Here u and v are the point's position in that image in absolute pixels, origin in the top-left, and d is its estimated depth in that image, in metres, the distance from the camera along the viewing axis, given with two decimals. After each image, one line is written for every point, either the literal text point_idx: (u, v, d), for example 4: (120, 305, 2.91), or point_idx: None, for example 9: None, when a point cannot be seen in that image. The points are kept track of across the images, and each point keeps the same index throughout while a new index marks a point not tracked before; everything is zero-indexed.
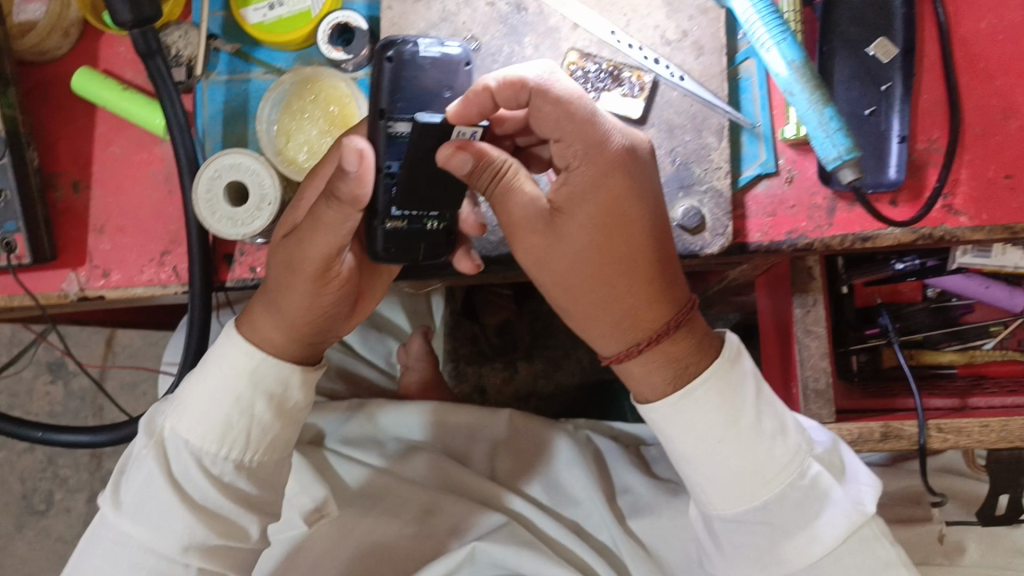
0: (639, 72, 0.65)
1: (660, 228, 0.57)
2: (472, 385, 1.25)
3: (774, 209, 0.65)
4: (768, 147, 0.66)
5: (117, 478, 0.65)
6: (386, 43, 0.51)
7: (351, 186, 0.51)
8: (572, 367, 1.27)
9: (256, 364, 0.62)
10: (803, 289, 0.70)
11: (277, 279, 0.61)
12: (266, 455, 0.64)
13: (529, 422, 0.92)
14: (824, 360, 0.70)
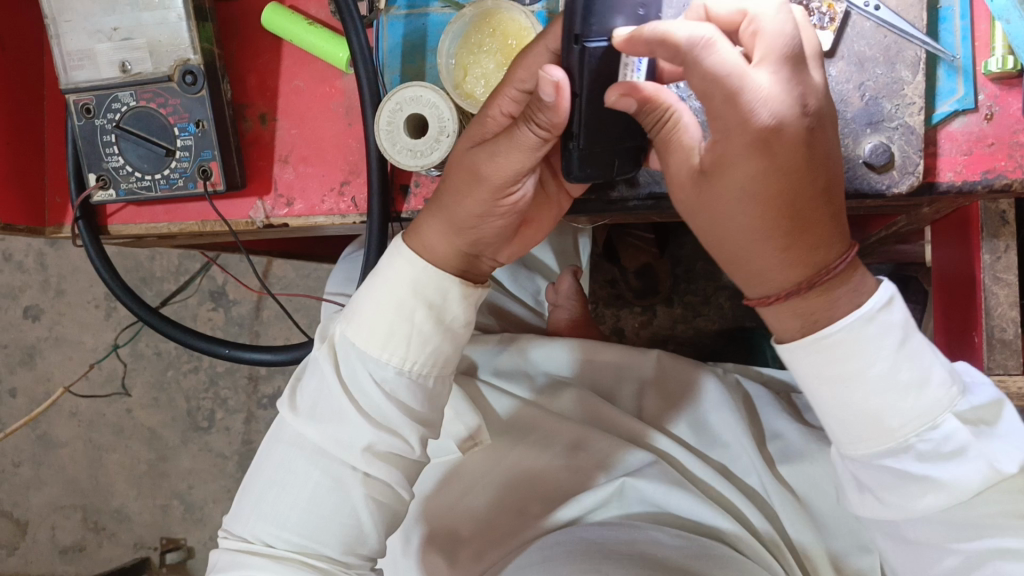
0: (831, 3, 0.62)
1: (809, 193, 0.50)
2: (611, 327, 1.31)
3: (970, 146, 0.62)
4: (967, 81, 0.62)
5: (293, 383, 0.69)
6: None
7: (548, 114, 0.53)
8: (713, 314, 1.27)
9: (417, 273, 0.64)
10: (993, 234, 0.65)
11: (449, 193, 0.63)
12: (425, 365, 0.65)
13: (677, 363, 0.91)
14: (1013, 310, 0.65)
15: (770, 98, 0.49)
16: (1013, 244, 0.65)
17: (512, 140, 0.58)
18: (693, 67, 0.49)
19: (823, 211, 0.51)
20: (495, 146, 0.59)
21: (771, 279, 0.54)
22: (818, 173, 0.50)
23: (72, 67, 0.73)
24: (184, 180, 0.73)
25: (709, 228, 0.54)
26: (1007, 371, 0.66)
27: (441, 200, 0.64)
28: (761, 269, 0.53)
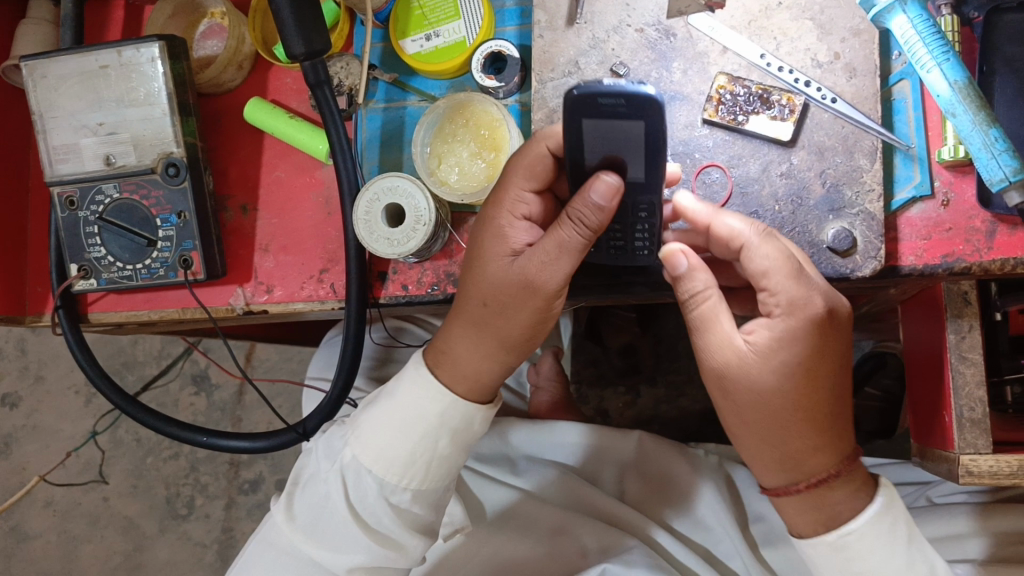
0: (790, 95, 0.65)
1: (840, 384, 0.61)
2: (594, 407, 1.32)
3: (929, 232, 0.64)
4: (923, 169, 0.65)
5: (290, 489, 0.69)
6: (650, 102, 0.53)
7: (596, 214, 0.55)
8: (696, 393, 1.29)
9: (443, 404, 0.64)
10: (957, 315, 0.64)
11: (495, 319, 0.61)
12: (441, 484, 0.66)
13: (659, 445, 0.92)
14: (981, 390, 0.65)
15: (820, 287, 0.59)
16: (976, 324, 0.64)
17: (552, 242, 0.57)
18: (749, 253, 0.59)
19: (843, 408, 0.62)
20: (543, 254, 0.57)
21: (800, 467, 0.61)
22: (846, 369, 0.61)
23: (58, 160, 0.75)
24: (165, 269, 0.74)
25: (745, 418, 0.61)
26: (976, 451, 0.65)
27: (486, 328, 0.62)
28: (795, 456, 0.60)
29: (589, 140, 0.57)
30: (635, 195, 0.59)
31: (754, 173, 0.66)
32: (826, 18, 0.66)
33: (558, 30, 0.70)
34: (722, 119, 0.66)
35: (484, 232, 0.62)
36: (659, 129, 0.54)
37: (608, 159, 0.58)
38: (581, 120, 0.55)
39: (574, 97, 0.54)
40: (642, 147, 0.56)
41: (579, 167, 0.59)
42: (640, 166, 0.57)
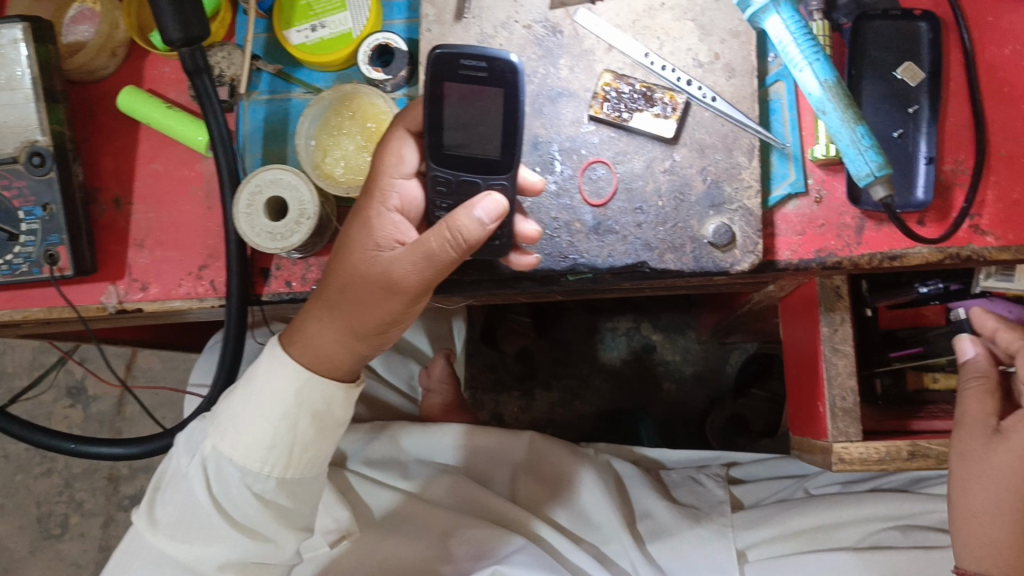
0: (672, 94, 0.66)
1: None
2: (489, 412, 1.33)
3: (804, 227, 0.67)
4: (797, 167, 0.67)
5: (151, 494, 0.66)
6: (511, 68, 0.53)
7: (468, 227, 0.53)
8: (590, 396, 1.32)
9: (301, 385, 0.62)
10: (830, 308, 0.70)
11: (351, 307, 0.59)
12: (306, 470, 0.65)
13: (551, 444, 0.96)
14: (852, 380, 0.69)
15: None
16: (848, 317, 0.69)
17: (420, 249, 0.55)
18: None
19: None
20: (408, 259, 0.55)
21: None
22: None
23: None
24: (28, 265, 0.70)
25: None
26: (848, 439, 0.69)
27: (340, 313, 0.60)
28: None
29: (446, 110, 0.54)
30: (489, 177, 0.55)
31: (638, 170, 0.67)
32: (707, 20, 0.68)
33: (446, 25, 0.69)
34: (607, 116, 0.67)
35: (362, 216, 0.59)
36: (517, 98, 0.53)
37: (464, 137, 0.55)
38: (441, 85, 0.53)
39: (436, 57, 0.53)
40: (500, 120, 0.54)
41: (434, 142, 0.55)
42: (495, 143, 0.55)
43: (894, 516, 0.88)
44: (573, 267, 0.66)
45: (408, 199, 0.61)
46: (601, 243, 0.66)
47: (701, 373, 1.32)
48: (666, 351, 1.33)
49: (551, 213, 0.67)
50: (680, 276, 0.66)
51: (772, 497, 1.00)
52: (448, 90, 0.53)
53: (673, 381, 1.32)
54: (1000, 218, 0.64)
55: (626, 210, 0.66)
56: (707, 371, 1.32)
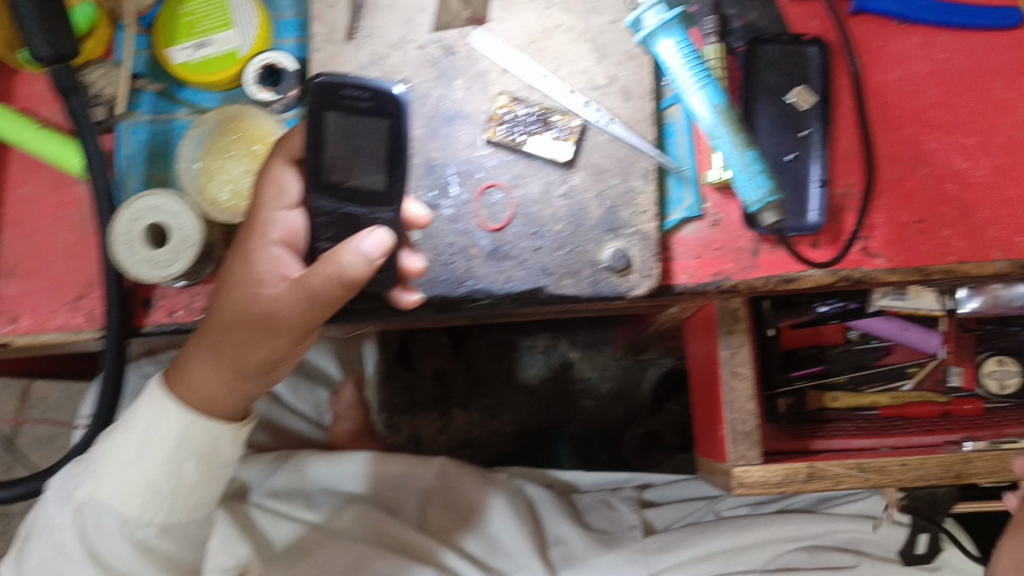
0: (569, 116, 0.65)
1: None
2: (407, 435, 1.28)
3: (700, 251, 0.66)
4: (694, 191, 0.67)
5: (22, 541, 0.63)
6: (395, 99, 0.52)
7: (354, 263, 0.51)
8: (510, 415, 1.30)
9: (185, 427, 0.59)
10: (728, 331, 0.70)
11: (234, 347, 0.56)
12: (191, 514, 0.62)
13: (461, 472, 0.96)
14: (751, 403, 0.69)
15: None
16: (747, 340, 0.69)
17: (303, 287, 0.52)
18: None
19: None
20: (291, 297, 0.53)
21: None
22: None
23: None
24: None
25: None
26: (749, 462, 0.69)
27: (222, 354, 0.57)
28: None
29: (327, 141, 0.52)
30: (374, 210, 0.52)
31: (535, 194, 0.65)
32: (603, 41, 0.67)
33: (338, 44, 0.67)
34: (503, 139, 0.65)
35: (240, 251, 0.56)
36: (402, 130, 0.52)
37: (346, 169, 0.53)
38: (322, 115, 0.51)
39: (317, 86, 0.51)
40: (385, 151, 0.52)
41: (315, 172, 0.52)
42: (379, 175, 0.53)
43: (802, 537, 0.93)
44: (470, 293, 0.65)
45: (292, 232, 0.55)
46: (498, 268, 0.65)
47: (617, 390, 1.31)
48: (584, 368, 1.32)
49: (447, 238, 0.65)
50: (579, 301, 0.65)
51: (683, 519, 1.00)
52: (331, 120, 0.51)
53: (591, 398, 1.31)
54: (888, 240, 0.65)
55: (524, 235, 0.65)
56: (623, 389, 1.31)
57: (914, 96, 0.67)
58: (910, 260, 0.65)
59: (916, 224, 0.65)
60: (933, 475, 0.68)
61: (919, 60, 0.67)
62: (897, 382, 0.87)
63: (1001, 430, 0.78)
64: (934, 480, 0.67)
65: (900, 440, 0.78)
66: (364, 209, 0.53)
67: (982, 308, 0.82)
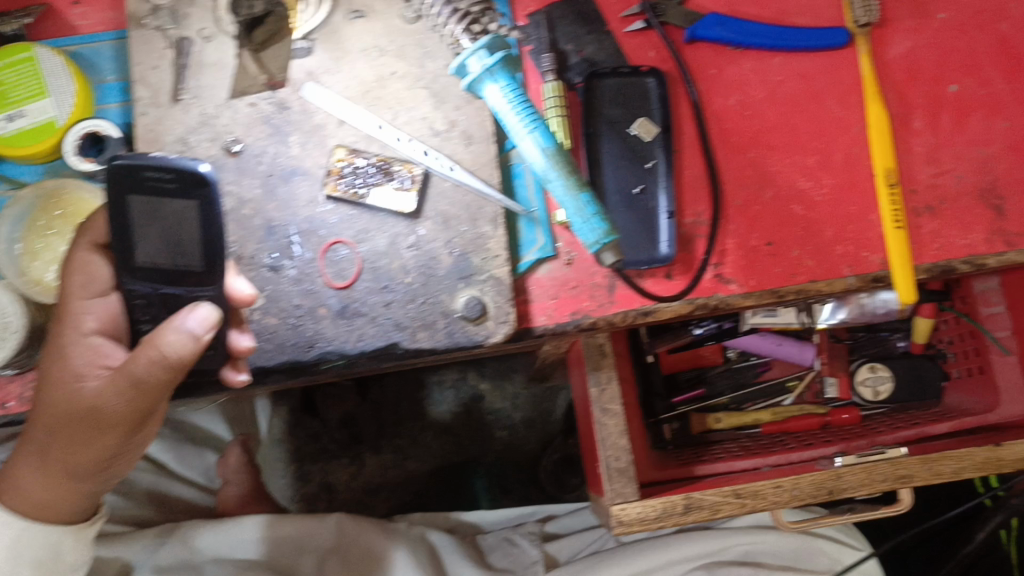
0: (410, 166, 0.64)
1: None
2: (319, 483, 1.24)
3: (557, 291, 0.65)
4: (545, 231, 0.66)
5: None
6: (202, 176, 0.49)
7: (176, 342, 0.48)
8: (422, 454, 1.26)
9: (17, 535, 0.55)
10: (596, 367, 0.69)
11: (61, 446, 0.52)
12: None
13: (358, 525, 0.96)
14: (624, 439, 0.69)
15: None
16: (613, 375, 0.69)
17: (124, 376, 0.48)
18: None
19: None
20: (112, 388, 0.49)
21: None
22: None
23: None
24: None
25: None
26: (625, 499, 0.68)
27: (50, 455, 0.53)
28: None
29: (134, 225, 0.50)
30: (193, 288, 0.50)
31: (382, 247, 0.63)
32: (439, 87, 0.65)
33: (163, 107, 0.64)
34: (344, 194, 0.63)
35: (59, 346, 0.52)
36: (213, 208, 0.50)
37: (157, 251, 0.50)
38: (125, 199, 0.49)
39: (114, 170, 0.48)
40: (197, 232, 0.50)
41: (124, 255, 0.50)
42: (195, 255, 0.50)
43: (699, 555, 0.92)
44: (320, 356, 0.62)
45: (109, 320, 0.52)
46: (349, 327, 0.62)
47: (529, 419, 1.28)
48: (494, 399, 1.28)
49: (293, 299, 0.62)
50: (436, 353, 0.63)
51: (585, 550, 0.99)
52: (135, 204, 0.49)
53: (503, 429, 1.27)
54: (741, 265, 0.65)
55: (372, 290, 0.63)
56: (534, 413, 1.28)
57: (753, 120, 0.67)
58: (763, 283, 0.65)
59: (766, 246, 0.66)
60: (807, 493, 0.68)
61: (755, 85, 0.68)
62: (777, 397, 0.89)
63: (877, 438, 0.79)
64: (808, 500, 0.68)
65: (781, 457, 0.78)
66: (181, 288, 0.51)
67: (848, 320, 0.84)
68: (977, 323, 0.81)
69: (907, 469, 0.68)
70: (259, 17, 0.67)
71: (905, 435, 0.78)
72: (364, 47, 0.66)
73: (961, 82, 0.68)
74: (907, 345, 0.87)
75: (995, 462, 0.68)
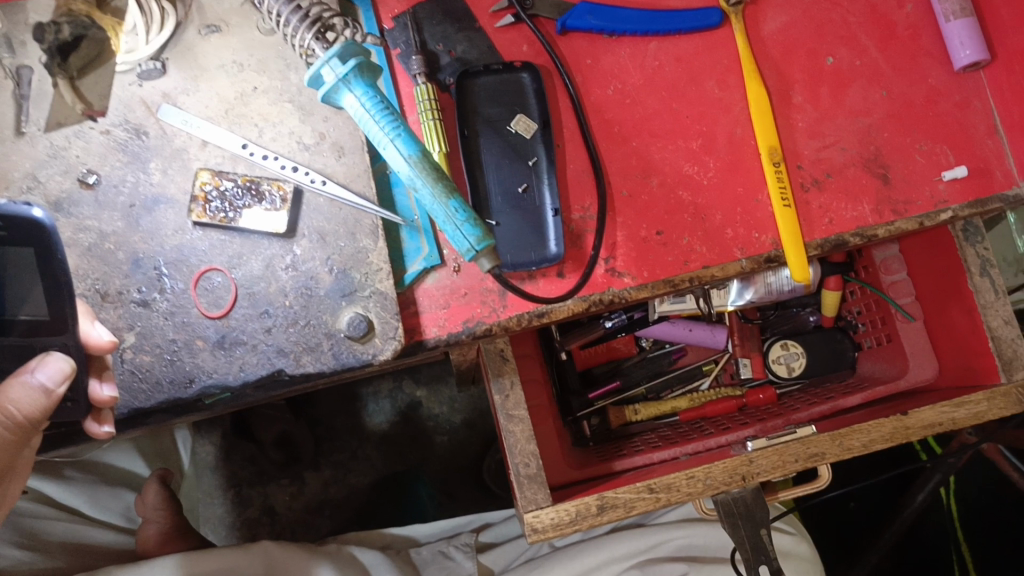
0: (279, 183, 0.61)
1: None
2: (260, 507, 1.21)
3: (447, 300, 0.63)
4: (430, 239, 0.63)
5: None
6: (39, 224, 0.45)
7: (17, 396, 0.47)
8: (363, 468, 1.23)
9: None
10: (498, 374, 0.67)
11: None
12: None
13: (287, 551, 0.92)
14: (532, 444, 0.67)
15: None
16: (516, 380, 0.67)
17: None
18: None
19: None
20: None
21: None
22: None
23: None
24: None
25: None
26: (538, 506, 0.66)
27: None
28: None
29: None
30: (40, 340, 0.50)
31: (257, 271, 0.60)
32: (305, 99, 0.63)
33: (7, 141, 0.60)
34: (213, 219, 0.60)
35: None
36: (53, 254, 0.47)
37: None
38: None
39: None
40: (38, 277, 0.48)
41: None
42: (40, 303, 0.49)
43: (634, 552, 0.91)
44: (202, 391, 0.58)
45: None
46: (229, 358, 0.59)
47: (470, 420, 1.25)
48: (432, 404, 1.25)
49: (167, 334, 0.59)
50: (324, 377, 0.61)
51: (520, 558, 0.98)
52: None
53: (444, 433, 1.25)
54: (632, 257, 0.64)
55: (251, 316, 0.60)
56: (472, 412, 1.26)
57: (633, 108, 0.66)
58: (656, 274, 0.64)
59: (656, 235, 0.64)
60: (720, 482, 0.67)
61: (633, 72, 0.67)
62: (695, 381, 0.89)
63: (792, 416, 0.78)
64: (723, 488, 0.67)
65: (698, 444, 0.77)
66: (32, 341, 0.50)
67: (755, 300, 0.81)
68: (881, 292, 0.80)
69: (818, 447, 0.67)
70: (72, 43, 0.62)
71: (820, 410, 0.78)
72: (222, 63, 0.63)
73: (837, 54, 0.68)
74: (819, 319, 0.87)
75: (903, 431, 0.68)
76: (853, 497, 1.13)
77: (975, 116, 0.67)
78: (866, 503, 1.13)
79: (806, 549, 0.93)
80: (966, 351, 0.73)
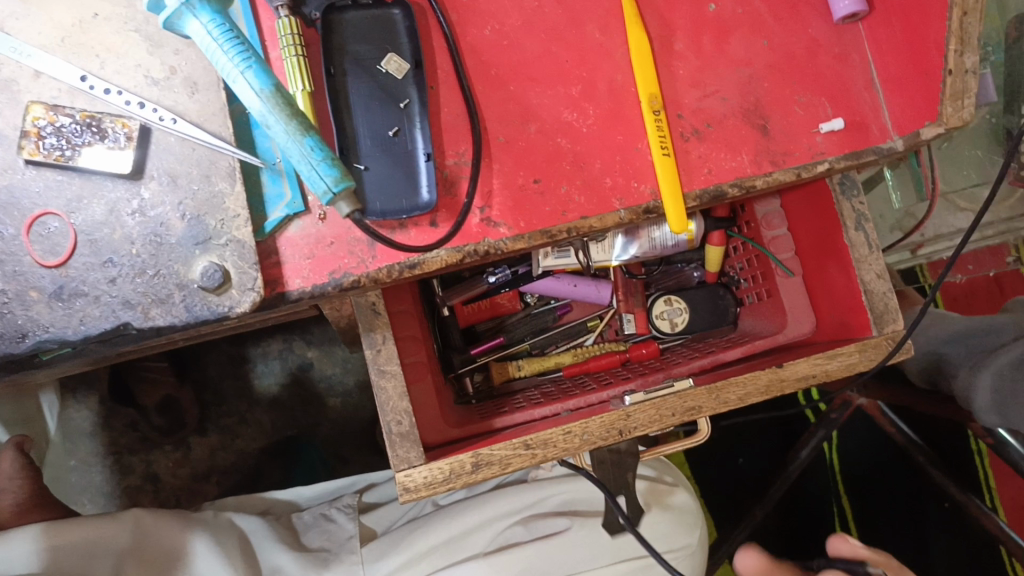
0: (123, 120, 0.56)
1: None
2: (141, 474, 1.15)
3: (311, 250, 0.59)
4: (293, 184, 0.59)
5: None
6: None
7: None
8: (251, 431, 1.18)
9: None
10: (369, 328, 0.64)
11: None
12: None
13: (158, 522, 0.82)
14: (405, 401, 0.65)
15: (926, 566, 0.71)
16: (389, 334, 0.65)
17: None
18: None
19: None
20: None
21: None
22: None
23: None
24: None
25: None
26: (411, 464, 0.64)
27: None
28: None
29: None
30: None
31: (100, 216, 0.55)
32: (153, 29, 0.57)
33: None
34: (47, 157, 0.55)
35: None
36: None
37: None
38: None
39: None
40: None
41: None
42: None
43: (518, 509, 0.90)
44: (37, 346, 0.54)
45: None
46: (67, 310, 0.54)
47: (364, 381, 1.21)
48: (324, 366, 1.20)
49: None
50: (177, 330, 0.56)
51: (402, 518, 0.95)
52: None
53: (337, 396, 1.20)
54: (509, 206, 0.61)
55: (92, 266, 0.55)
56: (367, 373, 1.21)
57: (511, 51, 0.63)
58: (532, 224, 0.61)
59: (534, 183, 0.62)
60: (597, 437, 0.66)
61: (511, 12, 0.64)
62: (579, 337, 0.89)
63: (673, 371, 0.78)
64: (600, 443, 0.66)
65: (579, 400, 0.76)
66: None
67: (639, 255, 0.80)
68: (762, 247, 0.80)
69: (695, 400, 0.67)
70: None
71: (700, 364, 0.78)
72: None
73: (719, 2, 0.66)
74: (702, 275, 0.88)
75: (778, 383, 0.68)
76: (741, 454, 1.16)
77: (853, 69, 0.67)
78: (754, 460, 1.16)
79: (689, 501, 0.96)
80: (840, 305, 0.74)
